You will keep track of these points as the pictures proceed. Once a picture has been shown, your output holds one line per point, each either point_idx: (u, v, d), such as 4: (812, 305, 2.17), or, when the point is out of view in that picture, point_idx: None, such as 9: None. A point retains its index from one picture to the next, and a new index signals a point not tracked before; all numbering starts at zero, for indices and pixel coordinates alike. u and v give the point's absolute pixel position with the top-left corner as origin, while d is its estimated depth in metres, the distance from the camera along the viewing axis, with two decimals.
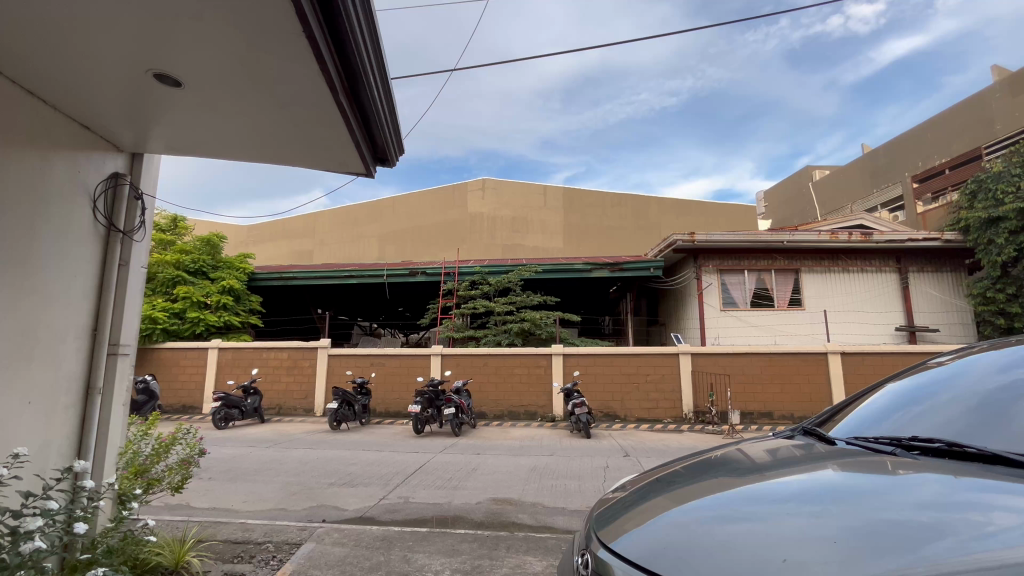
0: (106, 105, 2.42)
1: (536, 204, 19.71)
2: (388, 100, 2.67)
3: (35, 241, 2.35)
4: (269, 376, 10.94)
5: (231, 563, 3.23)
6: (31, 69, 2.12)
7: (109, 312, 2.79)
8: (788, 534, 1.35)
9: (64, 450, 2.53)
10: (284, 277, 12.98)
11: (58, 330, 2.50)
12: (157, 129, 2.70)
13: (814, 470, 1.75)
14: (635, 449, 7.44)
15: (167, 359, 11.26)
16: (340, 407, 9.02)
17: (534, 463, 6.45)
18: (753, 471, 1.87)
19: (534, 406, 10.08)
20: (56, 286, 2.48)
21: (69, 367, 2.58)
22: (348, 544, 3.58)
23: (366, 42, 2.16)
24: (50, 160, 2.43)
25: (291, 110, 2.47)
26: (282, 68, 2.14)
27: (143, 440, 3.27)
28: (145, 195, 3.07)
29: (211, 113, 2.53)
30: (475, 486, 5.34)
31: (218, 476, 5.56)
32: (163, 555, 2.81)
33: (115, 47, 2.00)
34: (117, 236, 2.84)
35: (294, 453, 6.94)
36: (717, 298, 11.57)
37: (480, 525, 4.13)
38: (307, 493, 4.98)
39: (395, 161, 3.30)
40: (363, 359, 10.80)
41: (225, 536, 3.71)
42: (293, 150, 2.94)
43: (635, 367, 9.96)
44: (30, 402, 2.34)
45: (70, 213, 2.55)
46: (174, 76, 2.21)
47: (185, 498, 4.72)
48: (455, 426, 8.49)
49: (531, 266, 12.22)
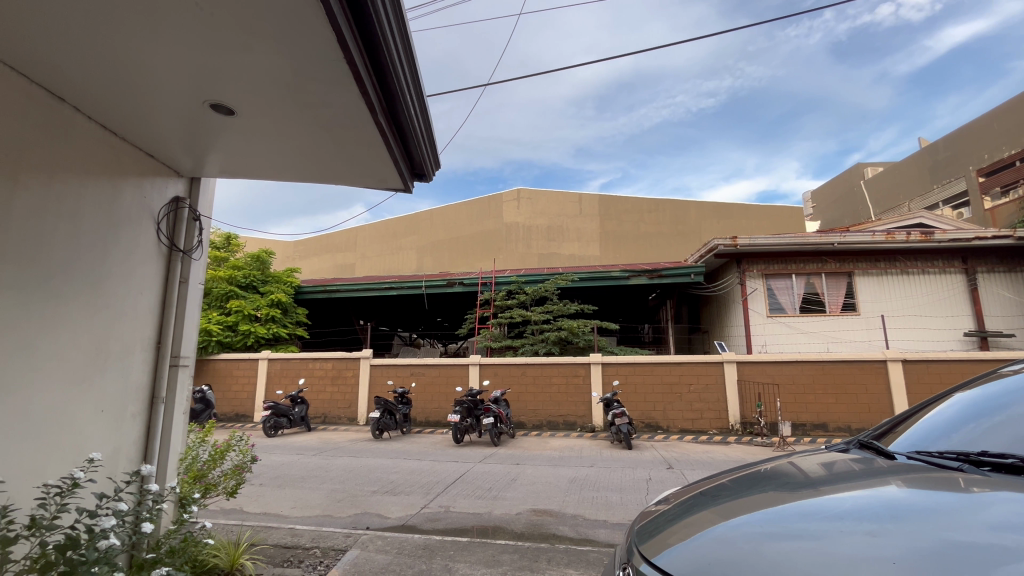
0: (167, 133, 2.62)
1: (572, 212, 19.66)
2: (424, 115, 2.75)
3: (106, 261, 2.56)
4: (315, 385, 11.34)
5: (281, 567, 3.34)
6: (103, 104, 2.33)
7: (171, 325, 2.99)
8: (849, 551, 1.29)
9: (132, 455, 2.72)
10: (329, 289, 13.50)
11: (127, 343, 2.70)
12: (213, 155, 2.90)
13: (875, 485, 1.65)
14: (679, 461, 7.22)
15: (221, 370, 11.92)
16: (382, 416, 9.23)
17: (575, 474, 6.38)
18: (808, 485, 1.78)
19: (572, 415, 9.99)
20: (125, 302, 2.69)
21: (137, 378, 2.77)
22: (391, 552, 3.65)
23: (401, 60, 2.23)
24: (120, 185, 2.64)
25: (336, 133, 2.60)
26: (324, 92, 2.25)
27: (201, 446, 3.44)
28: (202, 216, 3.29)
29: (261, 138, 2.69)
30: (515, 496, 5.33)
31: (268, 483, 5.81)
32: (219, 557, 2.92)
33: (176, 81, 2.18)
34: (178, 254, 3.05)
35: (338, 461, 7.14)
36: (763, 303, 11.12)
37: (521, 535, 4.12)
38: (351, 501, 5.12)
39: (431, 176, 3.39)
40: (403, 369, 11.01)
41: (275, 541, 3.87)
42: (335, 169, 3.08)
43: (677, 376, 9.70)
44: (102, 411, 2.52)
45: (137, 236, 2.76)
46: (228, 106, 2.37)
47: (239, 503, 4.96)
48: (494, 435, 8.50)
49: (567, 274, 12.16)
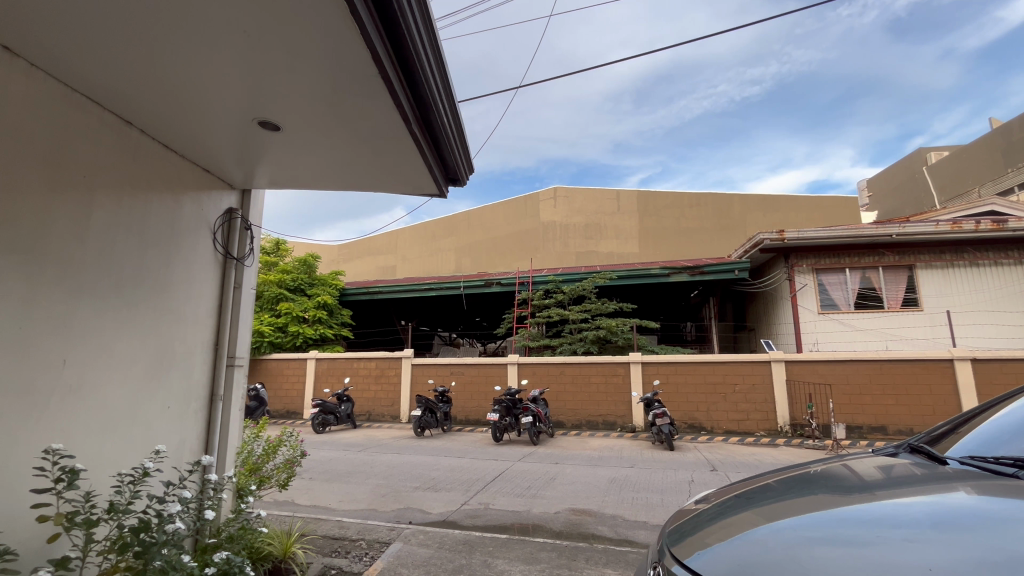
0: (221, 150, 2.82)
1: (609, 209, 19.40)
2: (457, 121, 2.82)
3: (170, 269, 2.78)
4: (360, 384, 11.76)
5: (329, 556, 3.53)
6: (164, 125, 2.53)
7: (227, 328, 3.21)
8: (906, 560, 1.26)
9: (195, 447, 2.95)
10: (372, 291, 13.96)
11: (189, 344, 2.92)
12: (262, 168, 3.09)
13: (939, 491, 1.59)
14: (723, 463, 7.02)
15: (273, 369, 12.56)
16: (423, 414, 9.46)
17: (614, 475, 6.33)
18: (861, 490, 1.73)
19: (612, 415, 9.89)
20: (187, 306, 2.91)
21: (197, 377, 3.00)
22: (433, 546, 3.76)
23: (433, 71, 2.30)
24: (180, 199, 2.86)
25: (375, 143, 2.72)
26: (362, 106, 2.36)
27: (255, 441, 3.66)
28: (253, 225, 3.51)
29: (306, 150, 2.83)
30: (554, 495, 5.36)
31: (316, 477, 6.09)
32: (273, 545, 3.11)
33: (227, 102, 2.34)
34: (232, 262, 3.27)
35: (383, 457, 7.39)
36: (814, 300, 10.62)
37: (559, 534, 4.15)
38: (394, 496, 5.30)
39: (465, 180, 3.47)
40: (443, 368, 11.23)
41: (324, 532, 4.08)
42: (375, 177, 3.21)
43: (720, 376, 9.43)
44: (168, 407, 2.75)
45: (196, 246, 2.98)
46: (274, 122, 2.52)
47: (291, 495, 5.24)
48: (533, 435, 8.54)
49: (605, 272, 12.04)
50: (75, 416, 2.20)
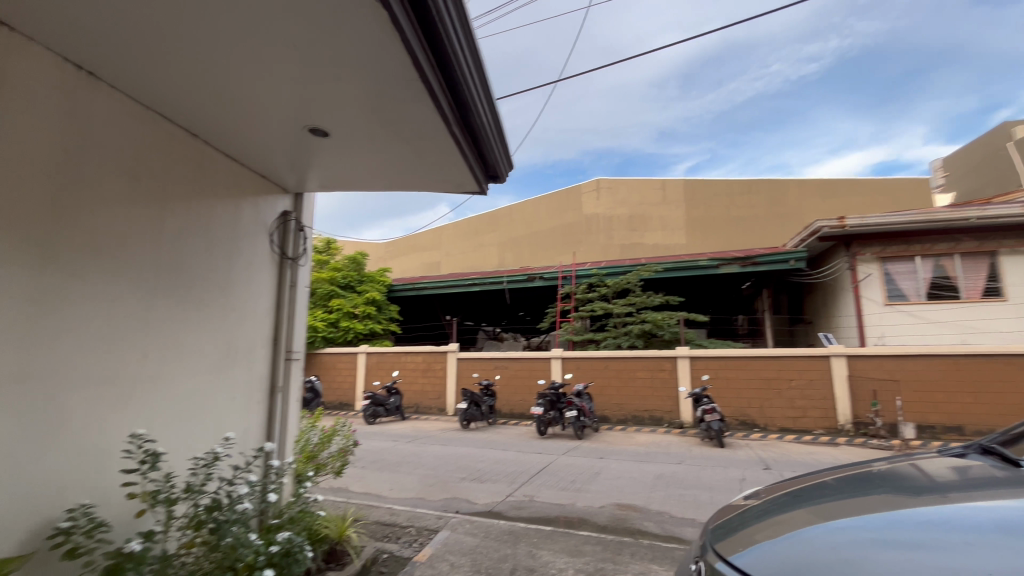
0: (276, 156, 2.99)
1: (654, 200, 18.87)
2: (495, 119, 2.86)
3: (233, 270, 2.99)
4: (408, 377, 12.14)
5: (381, 541, 3.72)
6: (225, 136, 2.72)
7: (285, 324, 3.42)
8: (971, 567, 1.19)
9: (258, 434, 3.17)
10: (418, 287, 14.35)
11: (251, 339, 3.14)
12: (314, 172, 3.26)
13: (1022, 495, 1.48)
14: (777, 462, 6.74)
15: (326, 362, 13.19)
16: (469, 407, 9.65)
17: (661, 471, 6.23)
18: (927, 491, 1.64)
19: (659, 411, 9.71)
20: (248, 304, 3.12)
21: (259, 369, 3.21)
22: (479, 535, 3.86)
23: (471, 71, 2.35)
24: (241, 204, 3.06)
25: (417, 144, 2.81)
26: (405, 109, 2.44)
27: (312, 430, 3.88)
28: (305, 227, 3.71)
29: (353, 153, 2.96)
30: (599, 490, 5.34)
31: (369, 465, 6.38)
32: (330, 527, 3.29)
33: (280, 112, 2.48)
34: (288, 262, 3.47)
35: (430, 448, 7.61)
36: (879, 290, 9.97)
37: (604, 528, 4.15)
38: (442, 485, 5.46)
39: (505, 176, 3.51)
40: (488, 362, 11.40)
41: (376, 518, 4.28)
42: (418, 177, 3.31)
43: (775, 371, 9.04)
44: (234, 397, 2.97)
45: (255, 247, 3.19)
46: (323, 128, 2.66)
47: (345, 482, 5.52)
48: (578, 429, 8.52)
49: (650, 265, 11.79)
50: (156, 405, 2.43)
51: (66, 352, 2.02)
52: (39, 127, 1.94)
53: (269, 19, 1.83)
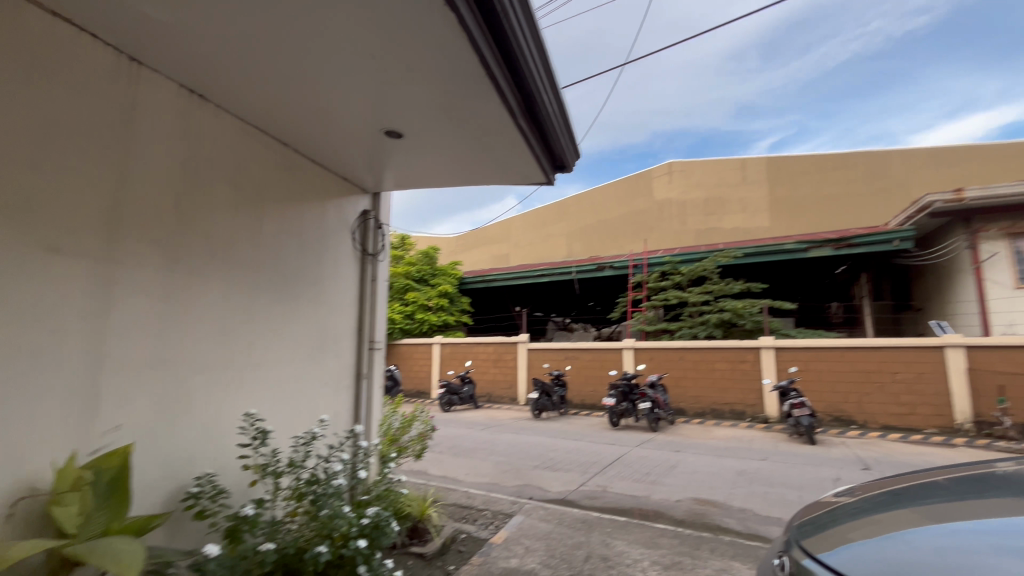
0: (355, 159, 3.20)
1: (733, 180, 17.63)
2: (561, 108, 2.85)
3: (321, 266, 3.26)
4: (481, 367, 12.49)
5: (459, 521, 3.91)
6: (311, 143, 2.95)
7: (367, 316, 3.67)
8: None
9: (347, 418, 3.45)
10: (488, 279, 14.67)
11: (338, 330, 3.40)
12: (389, 172, 3.44)
13: None
14: (878, 462, 6.15)
15: (404, 352, 13.91)
16: (540, 396, 9.76)
17: (743, 467, 5.93)
18: None
19: (740, 404, 9.20)
20: (335, 298, 3.38)
21: (346, 357, 3.48)
22: (553, 522, 3.93)
23: (536, 63, 2.36)
24: (326, 205, 3.32)
25: (485, 140, 2.87)
26: (473, 106, 2.50)
27: (394, 415, 4.14)
28: (383, 224, 3.93)
29: (425, 152, 3.09)
30: (675, 483, 5.20)
31: (446, 450, 6.68)
32: (412, 506, 3.51)
33: (358, 117, 2.65)
34: (368, 258, 3.72)
35: (504, 436, 7.81)
36: (1008, 273, 8.62)
37: (681, 522, 4.05)
38: (515, 472, 5.60)
39: (572, 165, 3.49)
40: (558, 353, 11.42)
41: (454, 500, 4.50)
42: (487, 171, 3.37)
43: (875, 363, 8.21)
44: (326, 383, 3.25)
45: (340, 245, 3.44)
46: (397, 130, 2.80)
47: (425, 465, 5.83)
48: (652, 421, 8.31)
49: (729, 250, 11.14)
50: (261, 389, 2.72)
51: (190, 341, 2.33)
52: (162, 148, 2.22)
53: (347, 33, 1.95)
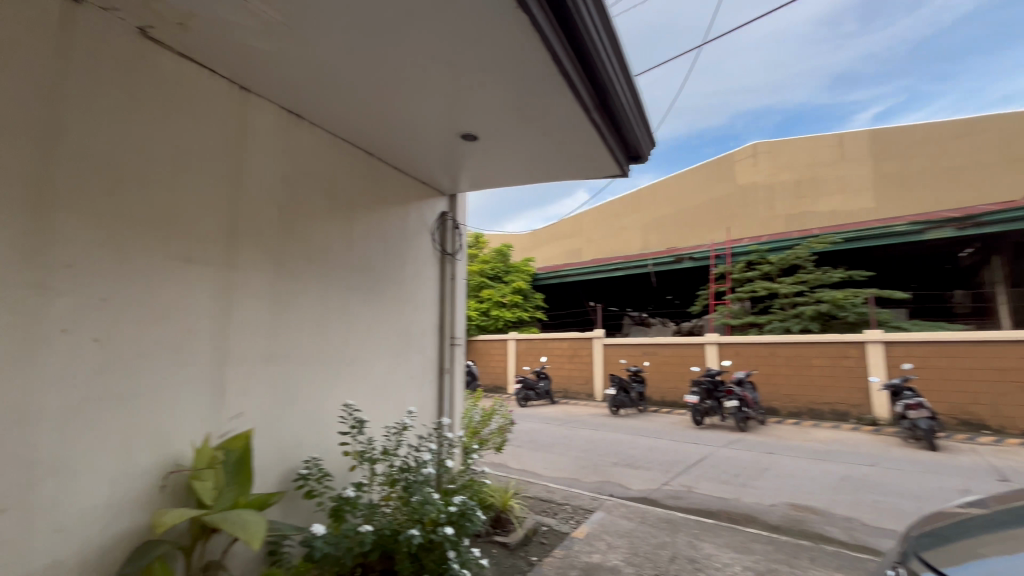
0: (433, 164, 3.35)
1: (827, 158, 15.87)
2: (635, 98, 2.79)
3: (405, 267, 3.45)
4: (556, 363, 12.50)
5: (540, 514, 3.97)
6: (393, 151, 3.14)
7: (448, 312, 3.83)
8: None
9: (432, 409, 3.63)
10: (561, 275, 14.65)
11: (421, 327, 3.59)
12: (465, 173, 3.57)
13: None
14: (1018, 473, 5.33)
15: (481, 348, 14.30)
16: (618, 393, 9.58)
17: (847, 472, 5.43)
18: None
19: (843, 404, 8.40)
20: (418, 296, 3.57)
21: (430, 352, 3.66)
22: (636, 520, 3.86)
23: (609, 55, 2.33)
24: (408, 209, 3.51)
25: (558, 135, 2.87)
26: (546, 104, 2.53)
27: (474, 408, 4.29)
28: (460, 224, 4.08)
29: (499, 152, 3.17)
30: (767, 487, 4.89)
31: (524, 445, 6.79)
32: (495, 496, 3.63)
33: (435, 123, 2.77)
34: (447, 257, 3.88)
35: (581, 432, 7.78)
36: None
37: (775, 528, 3.80)
38: (595, 469, 5.56)
39: (647, 155, 3.40)
40: (636, 349, 11.13)
41: (534, 493, 4.57)
42: (560, 167, 3.38)
43: (1013, 360, 7.11)
44: (412, 377, 3.45)
45: (421, 246, 3.63)
46: (472, 132, 2.89)
47: (504, 458, 5.97)
48: (740, 420, 7.85)
49: (825, 236, 10.20)
50: (356, 382, 2.95)
51: (295, 338, 2.58)
52: (267, 165, 2.48)
53: (425, 43, 2.04)
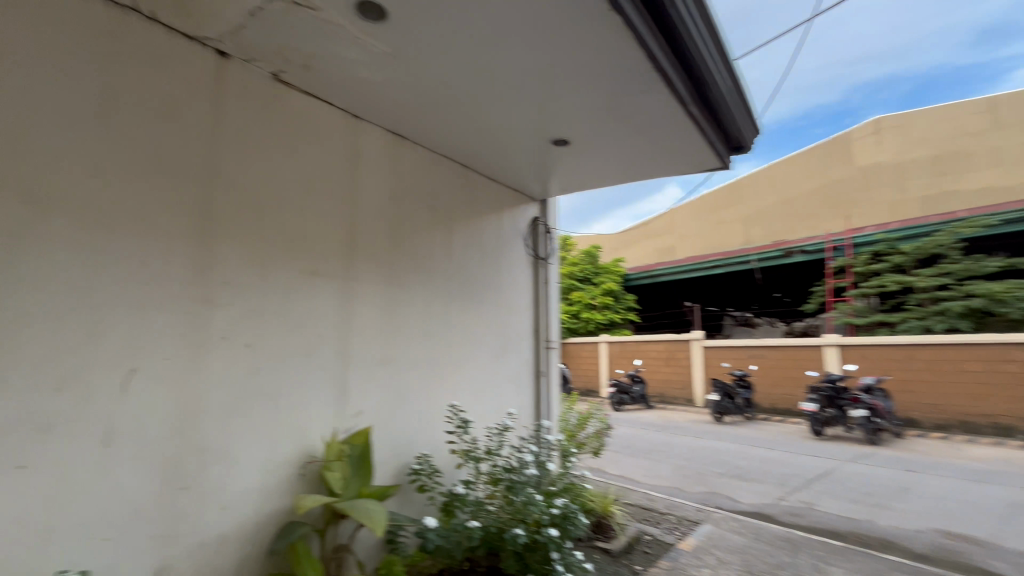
0: (525, 171, 3.42)
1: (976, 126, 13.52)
2: (736, 85, 2.63)
3: (501, 273, 3.57)
4: (651, 366, 12.03)
5: (642, 522, 3.85)
6: (487, 162, 3.26)
7: (542, 317, 3.88)
8: None
9: (530, 412, 3.70)
10: (653, 274, 14.10)
11: (518, 331, 3.68)
12: (556, 178, 3.59)
13: None
14: None
15: (572, 351, 14.21)
16: (722, 398, 8.96)
17: (1017, 498, 4.56)
18: None
19: (1008, 417, 7.08)
20: (513, 301, 3.66)
21: (526, 356, 3.74)
22: (748, 536, 3.59)
23: (707, 45, 2.23)
24: (502, 216, 3.62)
25: (652, 132, 2.78)
26: (640, 102, 2.47)
27: (570, 412, 4.29)
28: (552, 229, 4.12)
29: (590, 154, 3.15)
30: (909, 509, 4.27)
31: (621, 450, 6.62)
32: (595, 501, 3.60)
33: (527, 132, 2.83)
34: (540, 262, 3.94)
35: (682, 439, 7.40)
36: None
37: (921, 557, 3.31)
38: (698, 478, 5.26)
39: (750, 145, 3.17)
40: (740, 351, 10.34)
41: (634, 500, 4.45)
42: (654, 164, 3.28)
43: None
44: (511, 380, 3.54)
45: (515, 251, 3.72)
46: (564, 138, 2.91)
47: (601, 464, 5.87)
48: (869, 433, 6.98)
49: (976, 219, 8.68)
50: (459, 384, 3.10)
51: (405, 342, 2.78)
52: (377, 184, 2.71)
53: (518, 55, 2.10)
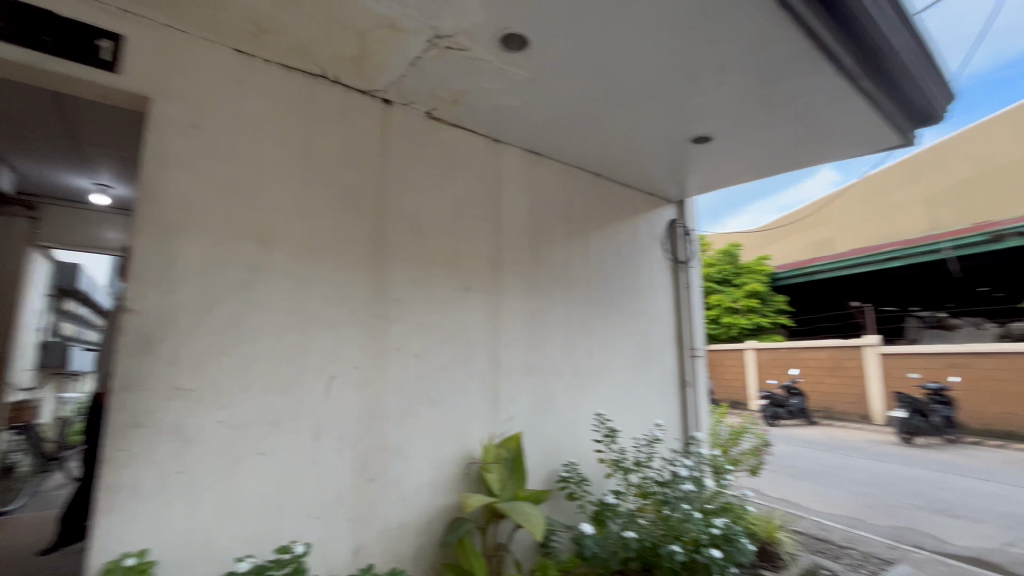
0: (661, 173, 3.31)
1: None
2: (920, 47, 2.24)
3: (639, 280, 3.48)
4: (812, 376, 10.58)
5: (817, 554, 3.40)
6: (621, 168, 3.23)
7: (686, 323, 3.69)
8: None
9: (678, 423, 3.53)
10: (807, 272, 12.41)
11: (660, 338, 3.54)
12: (695, 177, 3.41)
13: None
14: None
15: (714, 359, 13.16)
16: (910, 417, 7.50)
17: None
18: None
19: None
20: (654, 307, 3.55)
21: (671, 364, 3.58)
22: None
23: (881, 8, 1.95)
24: (637, 221, 3.54)
25: (811, 115, 2.50)
26: (796, 85, 2.25)
27: (721, 425, 3.98)
28: (691, 230, 3.89)
29: (735, 147, 2.93)
30: None
31: (781, 470, 5.92)
32: (758, 526, 3.28)
33: (664, 133, 2.74)
34: (681, 266, 3.75)
35: (858, 462, 6.37)
36: None
37: None
38: (886, 510, 4.47)
39: (942, 113, 2.67)
40: (933, 359, 8.56)
41: (804, 529, 3.94)
42: (813, 149, 2.93)
43: None
44: (655, 389, 3.42)
45: (653, 256, 3.61)
46: (705, 134, 2.76)
47: (758, 484, 5.32)
48: None
49: None
50: (603, 394, 3.09)
51: (550, 351, 2.88)
52: (518, 201, 2.86)
53: (656, 58, 2.07)
